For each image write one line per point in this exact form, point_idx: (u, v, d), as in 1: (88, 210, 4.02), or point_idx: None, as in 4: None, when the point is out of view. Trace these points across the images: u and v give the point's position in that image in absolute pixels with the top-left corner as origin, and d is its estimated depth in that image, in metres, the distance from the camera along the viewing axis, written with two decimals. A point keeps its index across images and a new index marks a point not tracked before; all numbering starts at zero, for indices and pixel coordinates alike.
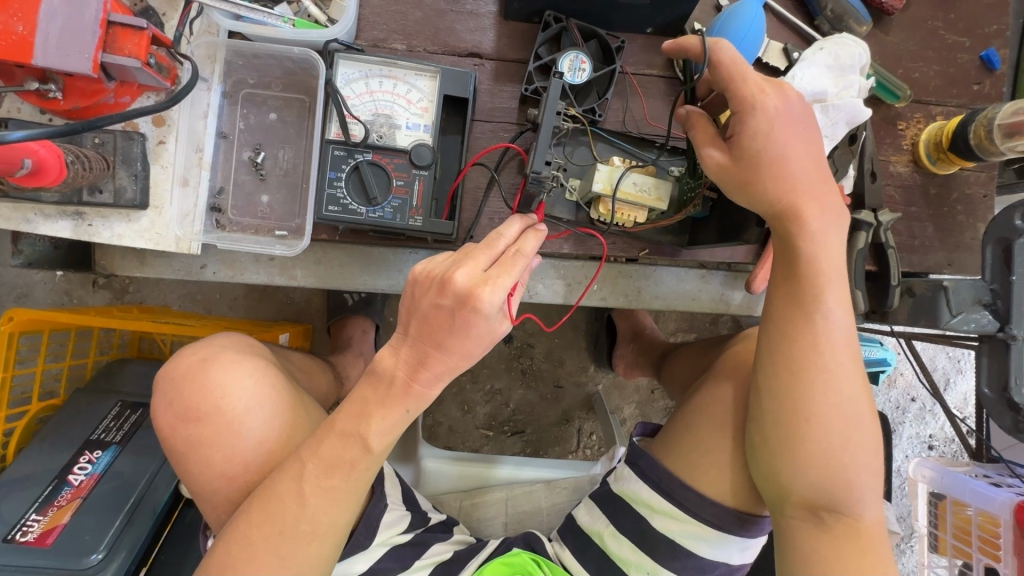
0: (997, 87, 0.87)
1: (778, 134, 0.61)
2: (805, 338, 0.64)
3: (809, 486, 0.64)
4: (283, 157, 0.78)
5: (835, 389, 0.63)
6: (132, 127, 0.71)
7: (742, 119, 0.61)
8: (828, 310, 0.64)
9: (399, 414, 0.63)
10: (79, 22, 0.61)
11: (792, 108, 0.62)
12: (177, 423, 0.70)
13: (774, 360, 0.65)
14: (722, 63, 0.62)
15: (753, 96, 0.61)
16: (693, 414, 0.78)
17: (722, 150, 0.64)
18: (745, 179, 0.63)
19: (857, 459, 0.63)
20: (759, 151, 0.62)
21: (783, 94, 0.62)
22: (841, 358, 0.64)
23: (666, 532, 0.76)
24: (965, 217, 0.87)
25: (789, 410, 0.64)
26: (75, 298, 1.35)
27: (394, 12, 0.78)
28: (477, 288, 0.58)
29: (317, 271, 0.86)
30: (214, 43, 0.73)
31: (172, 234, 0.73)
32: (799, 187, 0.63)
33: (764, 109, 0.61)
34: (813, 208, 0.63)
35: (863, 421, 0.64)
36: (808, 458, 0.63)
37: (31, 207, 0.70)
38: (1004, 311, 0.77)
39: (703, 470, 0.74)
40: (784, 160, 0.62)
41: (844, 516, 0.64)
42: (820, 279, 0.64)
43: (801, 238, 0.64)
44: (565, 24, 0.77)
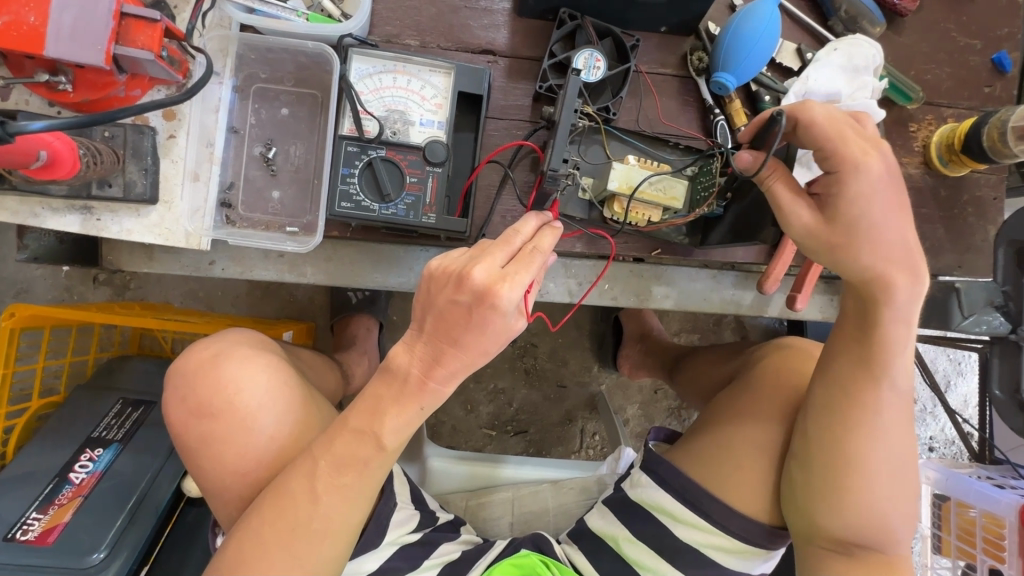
0: (1007, 89, 0.87)
1: (880, 200, 0.59)
2: (864, 390, 0.64)
3: (845, 530, 0.65)
4: (294, 153, 0.77)
5: (889, 447, 0.64)
6: (142, 121, 0.70)
7: (843, 180, 0.60)
8: (895, 370, 0.63)
9: (413, 412, 0.63)
10: (92, 13, 0.60)
11: (895, 167, 0.60)
12: (189, 419, 0.69)
13: (832, 412, 0.65)
14: (818, 123, 0.60)
15: (859, 156, 0.59)
16: (723, 429, 0.78)
17: (811, 210, 0.62)
18: (836, 243, 0.61)
19: (896, 510, 0.64)
20: (858, 216, 0.60)
21: (884, 154, 0.60)
22: (898, 417, 0.64)
23: (691, 542, 0.76)
24: (975, 218, 0.86)
25: (838, 461, 0.64)
26: (75, 294, 1.33)
27: (407, 7, 0.78)
28: (495, 285, 0.58)
29: (326, 268, 0.85)
30: (227, 37, 0.72)
31: (182, 229, 0.72)
32: (892, 253, 0.60)
33: (869, 172, 0.59)
34: (905, 276, 0.61)
35: (908, 475, 0.65)
36: (852, 507, 0.64)
37: (38, 200, 0.69)
38: (1016, 312, 0.81)
39: (733, 485, 0.74)
40: (881, 226, 0.60)
41: (875, 555, 0.66)
42: (892, 341, 0.63)
43: (883, 303, 0.62)
44: (580, 22, 0.76)
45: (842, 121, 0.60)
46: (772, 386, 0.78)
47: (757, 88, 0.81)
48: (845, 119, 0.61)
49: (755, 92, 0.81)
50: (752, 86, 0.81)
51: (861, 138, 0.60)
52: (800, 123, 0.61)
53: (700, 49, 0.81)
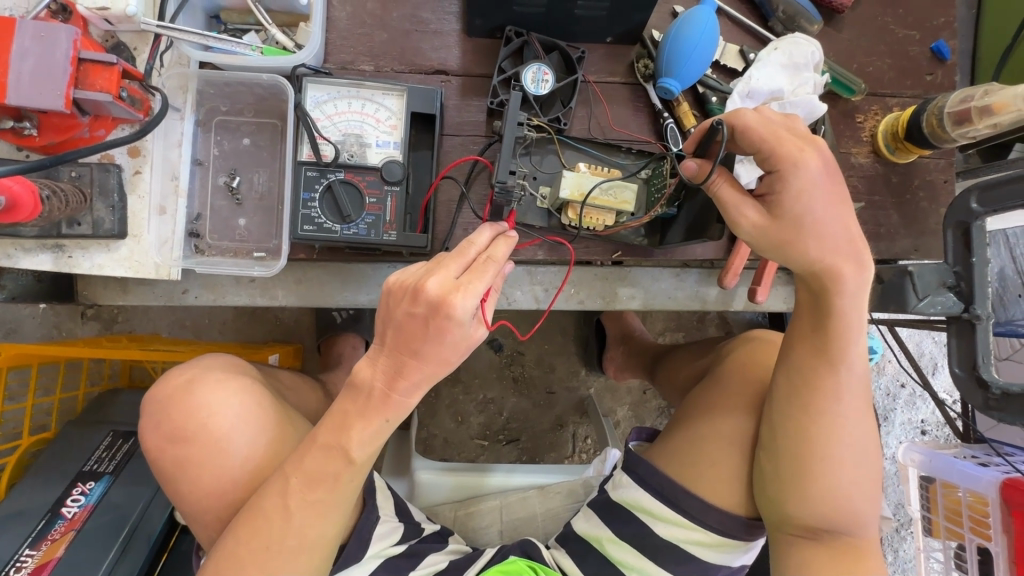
0: (949, 76, 0.90)
1: (820, 195, 0.62)
2: (822, 379, 0.66)
3: (814, 515, 0.66)
4: (258, 181, 0.80)
5: (850, 431, 0.66)
6: (108, 159, 0.73)
7: (783, 177, 0.62)
8: (852, 355, 0.65)
9: (379, 424, 0.64)
10: (50, 61, 0.63)
11: (830, 164, 0.63)
12: (166, 445, 0.71)
13: (795, 401, 0.67)
14: (753, 127, 0.63)
15: (796, 154, 0.61)
16: (699, 423, 0.79)
17: (757, 209, 0.64)
18: (784, 239, 0.63)
19: (859, 492, 0.66)
20: (800, 212, 0.62)
21: (820, 151, 0.63)
22: (857, 401, 0.66)
23: (671, 538, 0.77)
24: (927, 203, 0.89)
25: (805, 448, 0.66)
26: (64, 330, 1.36)
27: (360, 35, 0.81)
28: (450, 295, 0.60)
29: (298, 290, 0.87)
30: (185, 74, 0.75)
31: (151, 261, 0.74)
32: (839, 245, 0.63)
33: (807, 168, 0.61)
34: (851, 267, 0.63)
35: (870, 457, 0.67)
36: (818, 493, 0.66)
37: (10, 242, 0.71)
38: (967, 292, 0.77)
39: (708, 478, 0.75)
40: (825, 219, 0.62)
41: (844, 540, 0.67)
42: (846, 330, 0.65)
43: (834, 294, 0.64)
44: (525, 38, 0.79)
45: (774, 123, 0.64)
46: (741, 379, 0.80)
47: (704, 90, 0.84)
48: (776, 121, 0.64)
49: (702, 94, 0.84)
50: (699, 89, 0.84)
51: (796, 136, 0.64)
52: (736, 128, 0.64)
53: (645, 57, 0.84)
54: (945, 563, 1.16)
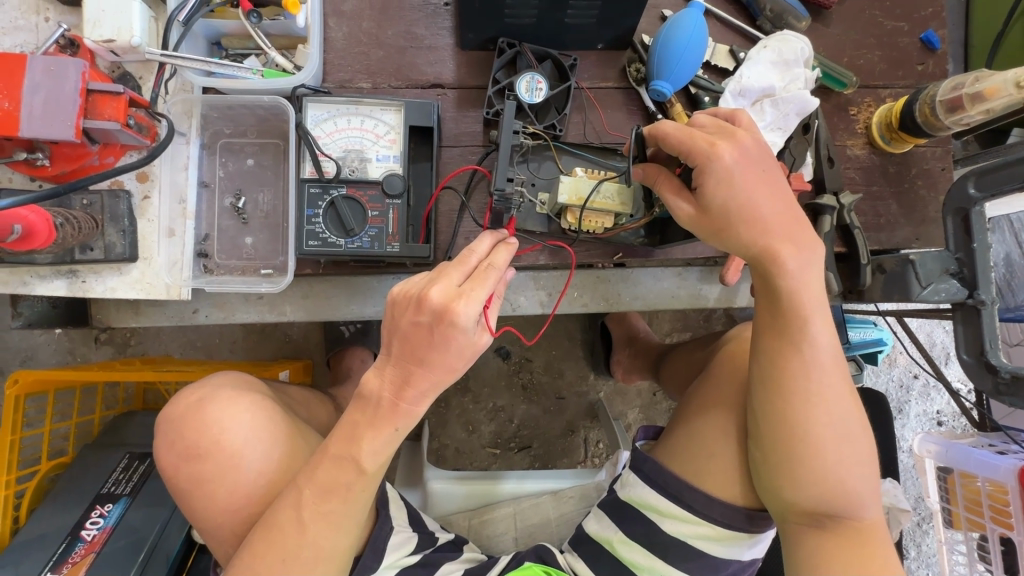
0: (940, 65, 0.91)
1: (740, 183, 0.63)
2: (792, 362, 0.65)
3: (810, 500, 0.66)
4: (263, 200, 0.81)
5: (828, 410, 0.65)
6: (118, 185, 0.75)
7: (702, 171, 0.63)
8: (811, 334, 0.65)
9: (389, 433, 0.66)
10: (60, 93, 0.65)
11: (747, 152, 0.64)
12: (179, 462, 0.72)
13: (770, 388, 0.66)
14: (670, 134, 0.65)
15: (707, 149, 0.62)
16: (695, 419, 0.80)
17: (690, 202, 0.66)
18: (717, 226, 0.65)
19: (852, 471, 0.65)
20: (724, 201, 0.63)
21: (738, 141, 0.64)
22: (831, 379, 0.65)
23: (678, 535, 0.77)
24: (926, 191, 0.90)
25: (787, 434, 0.65)
26: (78, 355, 1.39)
27: (357, 53, 0.83)
28: (453, 303, 0.61)
29: (305, 305, 0.88)
30: (189, 100, 0.77)
31: (162, 282, 0.76)
32: (772, 226, 0.64)
33: (722, 159, 0.62)
34: (788, 247, 0.64)
35: (855, 434, 0.66)
36: (808, 477, 0.65)
37: (26, 270, 0.74)
38: (971, 278, 0.77)
39: (709, 471, 0.75)
40: (754, 204, 0.64)
41: (846, 522, 0.66)
42: (804, 309, 0.65)
43: (779, 276, 0.65)
44: (518, 49, 0.81)
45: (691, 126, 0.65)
46: (732, 370, 0.81)
47: (696, 91, 0.86)
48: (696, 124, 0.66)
49: (695, 95, 0.86)
50: (691, 90, 0.86)
51: (713, 134, 0.64)
52: (657, 137, 0.66)
53: (637, 61, 0.86)
54: (969, 555, 1.14)
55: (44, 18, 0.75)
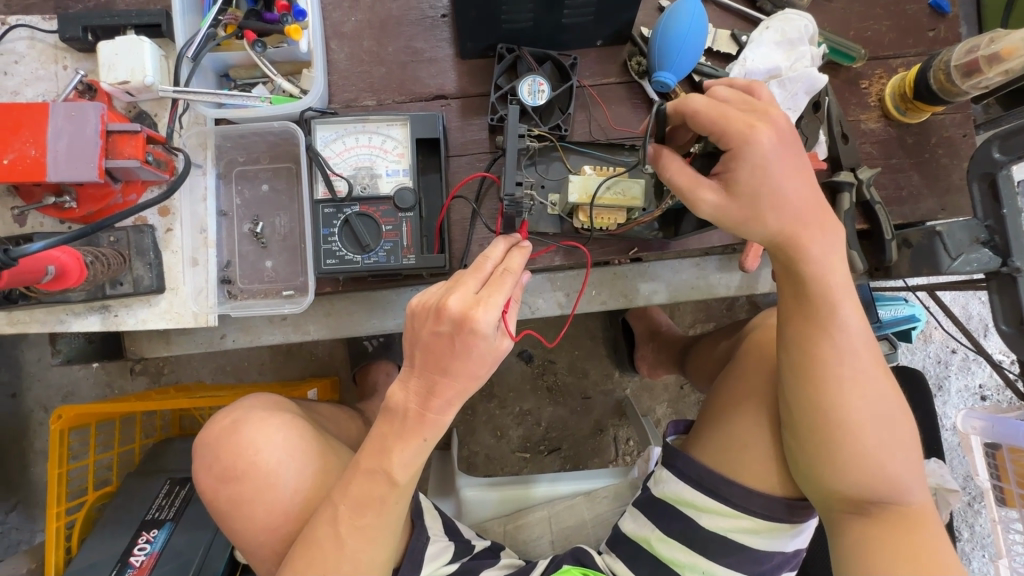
0: (952, 30, 0.88)
1: (774, 168, 0.61)
2: (822, 346, 0.64)
3: (853, 487, 0.64)
4: (280, 224, 0.83)
5: (864, 394, 0.63)
6: (142, 221, 0.78)
7: (736, 154, 0.61)
8: (840, 317, 0.64)
9: (417, 445, 0.66)
10: (82, 136, 0.68)
11: (785, 133, 0.62)
12: (217, 485, 0.73)
13: (801, 376, 0.65)
14: (702, 111, 0.62)
15: (745, 130, 0.60)
16: (725, 410, 0.79)
17: (716, 188, 0.64)
18: (742, 212, 0.63)
19: (895, 454, 0.63)
20: (755, 184, 0.62)
21: (773, 123, 0.62)
22: (864, 361, 0.64)
23: (717, 530, 0.76)
24: (948, 159, 0.87)
25: (823, 421, 0.63)
26: (116, 386, 1.44)
27: (360, 72, 0.85)
28: (471, 311, 0.61)
29: (327, 322, 0.89)
30: (204, 132, 0.80)
31: (190, 310, 0.79)
32: (799, 211, 0.63)
33: (759, 142, 0.60)
34: (814, 231, 0.63)
35: (895, 416, 0.64)
36: (848, 463, 0.63)
37: (63, 308, 0.77)
38: (1004, 246, 0.74)
39: (745, 463, 0.74)
40: (784, 188, 0.62)
41: (891, 507, 0.64)
42: (830, 292, 0.64)
43: (804, 261, 0.64)
44: (517, 53, 0.81)
45: (722, 103, 0.62)
46: (759, 358, 0.79)
47: (700, 78, 0.85)
48: (728, 101, 0.63)
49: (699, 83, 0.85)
50: (695, 78, 0.85)
51: (747, 113, 0.62)
52: (687, 115, 0.63)
53: (638, 54, 0.85)
54: None
55: (62, 66, 0.79)
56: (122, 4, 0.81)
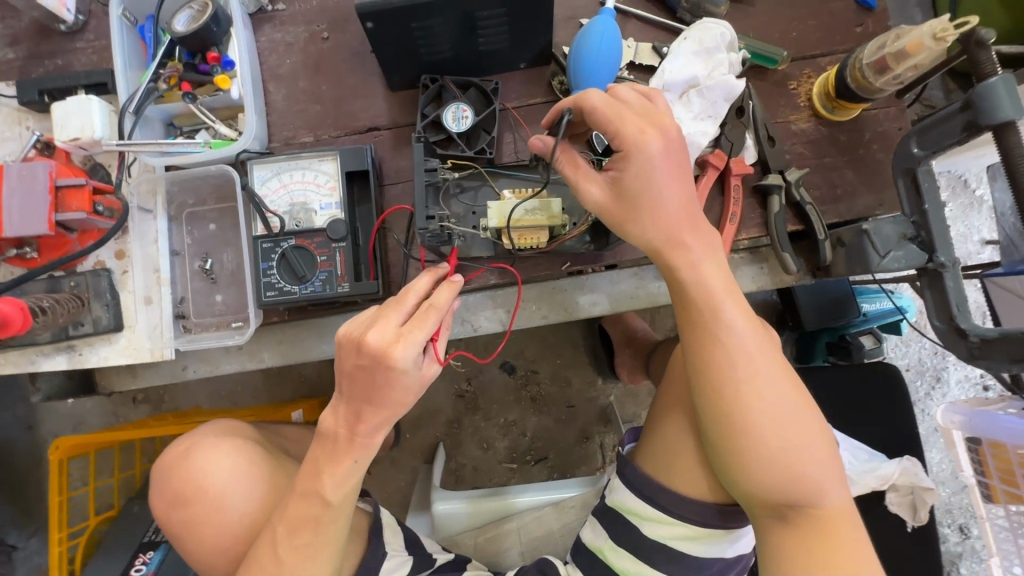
0: (880, 23, 0.87)
1: (660, 175, 0.63)
2: (715, 352, 0.65)
3: (768, 492, 0.64)
4: (227, 259, 0.88)
5: (761, 396, 0.63)
6: (100, 265, 0.84)
7: (626, 157, 0.64)
8: (728, 322, 0.65)
9: (348, 465, 0.69)
10: (32, 194, 0.74)
11: (674, 140, 0.64)
12: (172, 508, 0.78)
13: (704, 387, 0.65)
14: (599, 108, 0.64)
15: (637, 134, 0.63)
16: (657, 419, 0.79)
17: (600, 188, 0.67)
18: (622, 216, 0.66)
19: (803, 455, 0.63)
20: (639, 192, 0.64)
21: (664, 131, 0.64)
22: (758, 363, 0.64)
23: (657, 538, 0.77)
24: (884, 154, 0.86)
25: (730, 431, 0.64)
26: (120, 415, 1.52)
27: (298, 111, 0.89)
28: (391, 347, 0.64)
29: (281, 349, 0.93)
30: (154, 179, 0.86)
31: (146, 346, 0.84)
32: (676, 220, 0.65)
33: (646, 147, 0.63)
34: (692, 237, 0.66)
35: (798, 416, 0.64)
36: (757, 468, 0.63)
37: (33, 350, 0.83)
38: (929, 241, 0.73)
39: (677, 470, 0.75)
40: (663, 197, 0.64)
41: (809, 510, 0.64)
42: (712, 299, 0.65)
43: (682, 269, 0.66)
44: (440, 83, 0.84)
45: (620, 104, 0.65)
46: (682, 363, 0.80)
47: None
48: (625, 102, 0.65)
49: None
50: None
51: (643, 116, 0.65)
52: (585, 110, 0.65)
53: (559, 73, 0.88)
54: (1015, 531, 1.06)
55: (25, 127, 0.86)
56: (78, 66, 0.88)
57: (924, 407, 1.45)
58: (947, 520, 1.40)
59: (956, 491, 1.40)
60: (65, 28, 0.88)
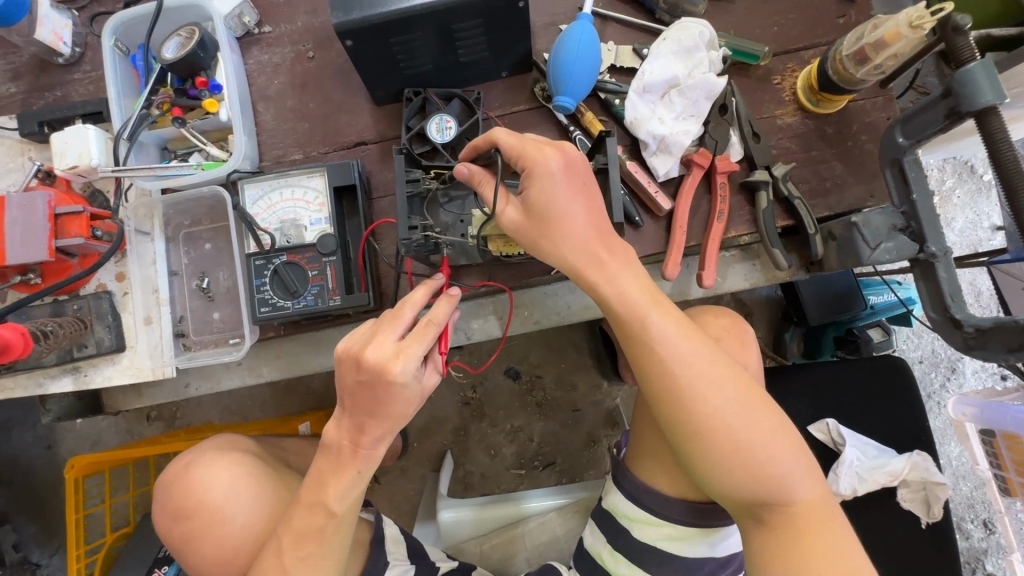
0: (863, 14, 0.86)
1: (561, 195, 0.66)
2: (651, 363, 0.67)
3: (735, 491, 0.65)
4: (223, 278, 0.90)
5: (702, 400, 0.65)
6: (102, 288, 0.86)
7: (528, 179, 0.66)
8: (660, 335, 0.67)
9: (352, 476, 0.70)
10: (32, 222, 0.77)
11: (574, 163, 0.67)
12: (171, 524, 0.80)
13: (655, 400, 0.67)
14: (504, 138, 0.68)
15: (536, 155, 0.66)
16: (637, 424, 0.82)
17: (516, 207, 0.68)
18: (537, 236, 0.68)
19: (757, 451, 0.64)
20: (547, 216, 0.67)
21: (565, 153, 0.67)
22: (695, 367, 0.66)
23: (648, 540, 0.77)
24: (873, 145, 0.85)
25: (684, 440, 0.66)
26: (135, 433, 1.55)
27: (287, 130, 0.91)
28: (390, 362, 0.64)
29: (279, 363, 0.95)
30: (150, 202, 0.87)
31: (147, 365, 0.86)
32: (585, 238, 0.68)
33: (548, 168, 0.65)
34: (606, 253, 0.68)
35: (743, 414, 0.65)
36: (715, 468, 0.65)
37: (41, 373, 0.86)
38: (920, 231, 0.71)
39: (659, 471, 0.77)
40: (569, 218, 0.67)
41: (777, 507, 0.65)
42: (637, 310, 0.68)
43: (602, 284, 0.68)
44: (424, 95, 0.86)
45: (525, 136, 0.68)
46: None
47: (605, 95, 0.86)
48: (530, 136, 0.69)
49: (605, 100, 0.86)
50: (601, 95, 0.86)
51: (545, 143, 0.68)
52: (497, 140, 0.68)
53: (541, 80, 0.88)
54: None
55: (27, 157, 0.89)
56: (76, 96, 0.92)
57: (940, 399, 1.42)
58: (969, 515, 1.36)
59: (976, 485, 1.37)
60: (63, 61, 0.91)
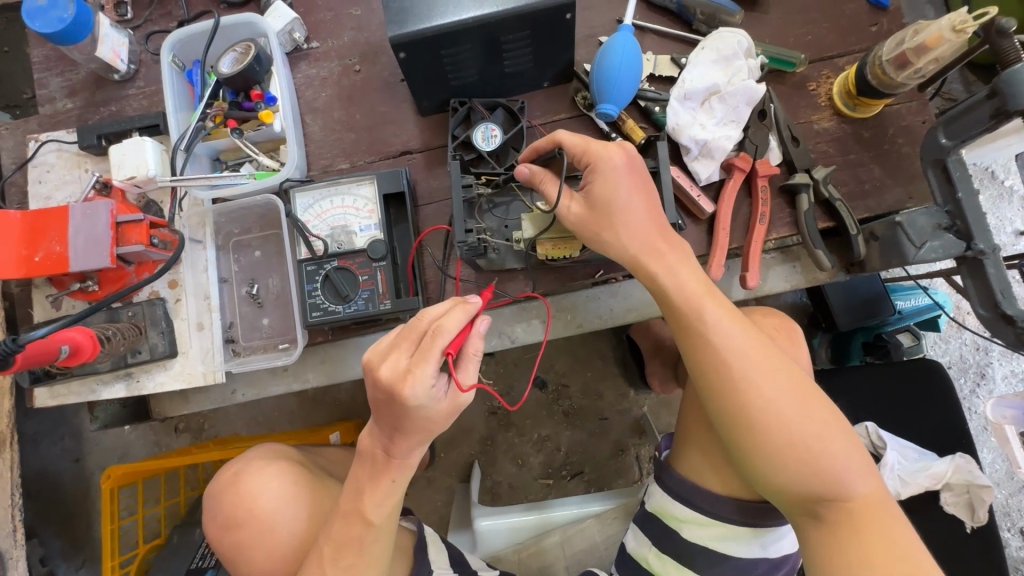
0: (895, 22, 0.89)
1: (624, 186, 0.70)
2: (707, 354, 0.68)
3: (793, 486, 0.65)
4: (272, 284, 0.92)
5: (759, 392, 0.65)
6: (155, 294, 0.88)
7: (592, 171, 0.71)
8: (715, 325, 0.68)
9: (387, 486, 0.71)
10: (95, 230, 0.79)
11: (635, 159, 0.71)
12: (221, 532, 0.81)
13: (709, 391, 0.68)
14: (568, 137, 0.72)
15: (599, 150, 0.70)
16: (683, 423, 0.82)
17: (577, 202, 0.72)
18: (601, 227, 0.71)
19: (816, 446, 0.64)
20: (610, 206, 0.70)
21: (627, 150, 0.71)
22: (751, 359, 0.66)
23: (698, 541, 0.77)
24: (910, 149, 0.87)
25: (741, 432, 0.66)
26: (163, 444, 1.56)
27: (334, 140, 0.94)
28: (400, 383, 0.62)
29: (324, 369, 0.96)
30: (203, 212, 0.91)
31: (199, 370, 0.87)
32: (643, 228, 0.71)
33: (609, 161, 0.70)
34: (665, 245, 0.72)
35: (801, 407, 0.65)
36: (772, 461, 0.65)
37: (94, 379, 0.87)
38: (966, 229, 0.73)
39: (709, 472, 0.76)
40: (631, 208, 0.70)
41: (838, 503, 0.64)
42: (693, 299, 0.70)
43: (660, 273, 0.71)
44: (469, 105, 0.88)
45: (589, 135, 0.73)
46: None
47: (645, 103, 0.88)
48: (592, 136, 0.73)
49: (645, 108, 0.88)
50: (641, 104, 0.89)
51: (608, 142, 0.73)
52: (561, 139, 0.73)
53: (583, 89, 0.91)
54: None
55: (84, 170, 0.92)
56: (130, 111, 0.95)
57: (971, 405, 1.41)
58: (1006, 523, 1.34)
59: (1013, 492, 1.35)
60: (119, 77, 0.94)
